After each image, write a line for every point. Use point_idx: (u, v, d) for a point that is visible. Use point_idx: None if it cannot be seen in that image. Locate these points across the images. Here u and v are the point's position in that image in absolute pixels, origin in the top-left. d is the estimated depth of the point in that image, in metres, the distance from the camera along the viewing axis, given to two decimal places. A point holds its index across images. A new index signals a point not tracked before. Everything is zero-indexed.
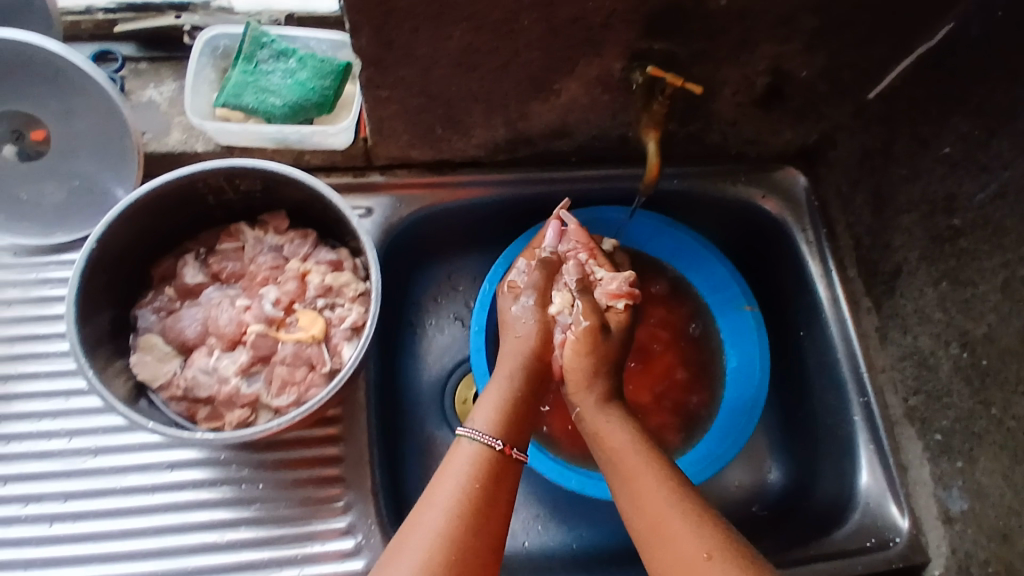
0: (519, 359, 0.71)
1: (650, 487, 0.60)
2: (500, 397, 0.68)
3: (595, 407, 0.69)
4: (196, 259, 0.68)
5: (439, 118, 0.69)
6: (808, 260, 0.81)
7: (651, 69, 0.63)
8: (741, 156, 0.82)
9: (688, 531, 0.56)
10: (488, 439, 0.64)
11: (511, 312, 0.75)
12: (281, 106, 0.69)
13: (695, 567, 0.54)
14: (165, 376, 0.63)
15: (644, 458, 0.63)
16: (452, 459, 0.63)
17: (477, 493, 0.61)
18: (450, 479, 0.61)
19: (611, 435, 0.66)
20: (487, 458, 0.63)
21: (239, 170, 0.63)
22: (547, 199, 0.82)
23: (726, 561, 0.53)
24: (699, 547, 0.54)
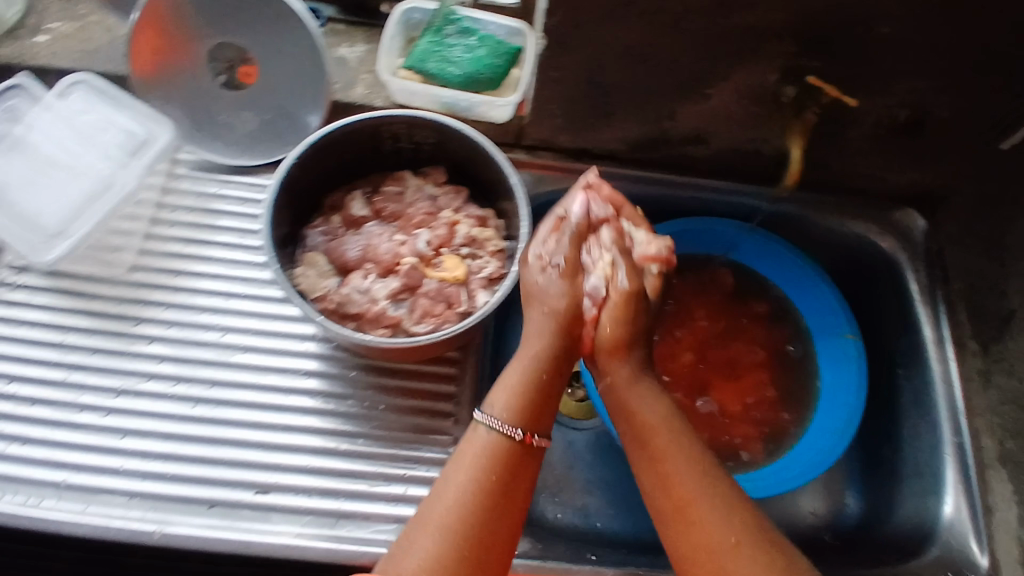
0: (546, 337, 0.63)
1: (681, 466, 0.58)
2: (524, 383, 0.61)
3: (630, 381, 0.62)
4: (362, 195, 0.76)
5: (594, 106, 0.76)
6: (916, 301, 0.83)
7: (812, 79, 0.69)
8: (862, 192, 0.86)
9: (717, 516, 0.55)
10: (508, 429, 0.58)
11: (536, 284, 0.66)
12: (458, 77, 0.78)
13: (722, 554, 0.53)
14: (322, 290, 0.70)
15: (674, 432, 0.60)
16: (469, 446, 0.58)
17: (489, 491, 0.56)
18: (463, 470, 0.57)
19: (638, 409, 0.61)
20: (501, 449, 0.58)
21: (420, 121, 0.71)
22: (672, 202, 0.88)
23: (752, 550, 0.53)
24: (727, 533, 0.54)
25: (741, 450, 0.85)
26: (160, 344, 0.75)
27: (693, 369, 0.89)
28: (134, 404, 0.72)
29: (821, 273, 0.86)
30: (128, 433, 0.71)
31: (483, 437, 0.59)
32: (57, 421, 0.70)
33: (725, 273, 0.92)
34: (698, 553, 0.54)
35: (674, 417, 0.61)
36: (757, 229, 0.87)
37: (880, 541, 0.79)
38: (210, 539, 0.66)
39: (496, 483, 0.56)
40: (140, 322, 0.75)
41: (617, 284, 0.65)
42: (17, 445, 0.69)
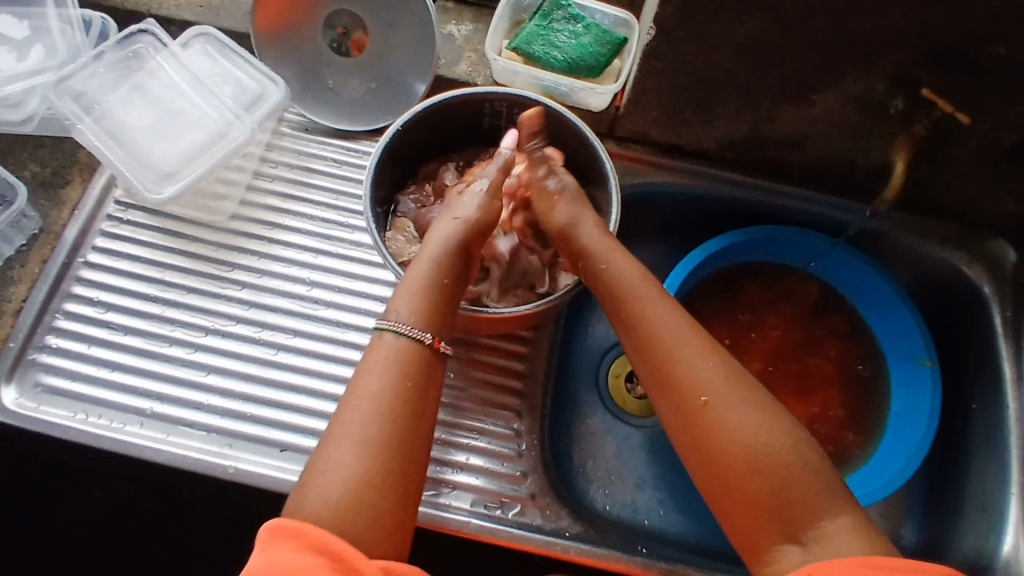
0: (452, 238, 0.62)
1: (656, 316, 0.59)
2: (427, 284, 0.60)
3: (597, 238, 0.63)
4: (455, 167, 0.77)
5: (693, 102, 0.77)
6: (1000, 336, 0.81)
7: (926, 92, 0.68)
8: (955, 217, 0.85)
9: (693, 365, 0.56)
10: (416, 331, 0.57)
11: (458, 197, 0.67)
12: (561, 61, 0.79)
13: (700, 399, 0.55)
14: (410, 255, 0.72)
15: (651, 291, 0.60)
16: (369, 361, 0.56)
17: (401, 396, 0.54)
18: (376, 378, 0.55)
19: (613, 269, 0.61)
20: (417, 349, 0.56)
21: (521, 100, 0.72)
22: (758, 207, 0.88)
23: (729, 393, 0.55)
24: (703, 388, 0.56)
25: None
26: (251, 291, 0.77)
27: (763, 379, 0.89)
28: (224, 344, 0.74)
29: (906, 298, 0.85)
30: (212, 370, 0.73)
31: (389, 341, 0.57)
32: (146, 351, 0.73)
33: (802, 288, 0.91)
34: (678, 408, 0.56)
35: (648, 277, 0.62)
36: (843, 244, 0.86)
37: None
38: (280, 480, 0.68)
39: (409, 385, 0.55)
40: (234, 268, 0.78)
41: (555, 183, 0.67)
42: (107, 371, 0.72)
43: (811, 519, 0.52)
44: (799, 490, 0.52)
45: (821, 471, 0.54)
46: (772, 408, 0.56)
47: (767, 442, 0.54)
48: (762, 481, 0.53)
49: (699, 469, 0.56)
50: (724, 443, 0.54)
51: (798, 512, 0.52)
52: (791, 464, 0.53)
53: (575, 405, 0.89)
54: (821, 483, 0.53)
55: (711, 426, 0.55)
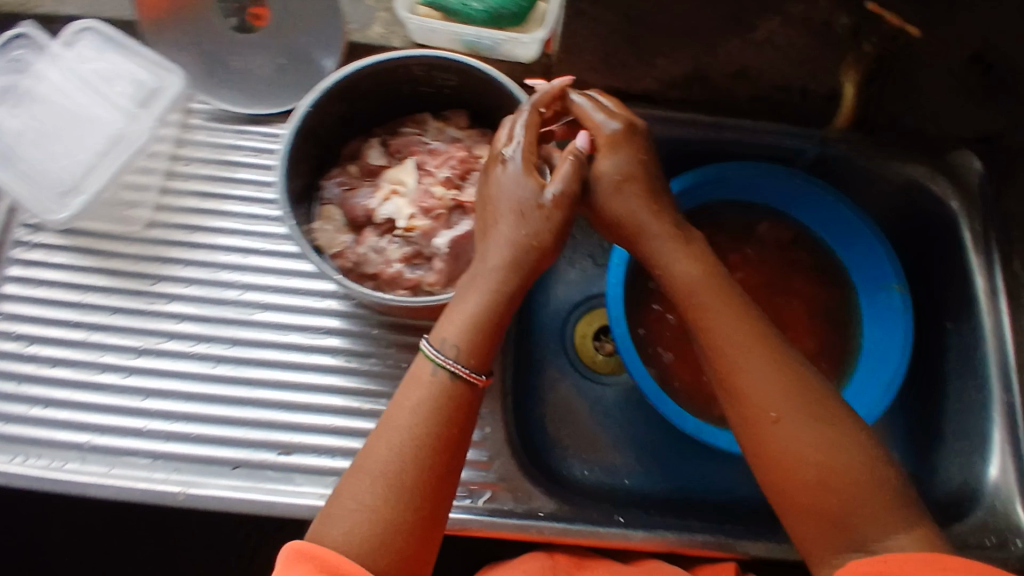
0: (508, 258, 0.57)
1: (726, 325, 0.57)
2: (485, 316, 0.56)
3: (663, 240, 0.59)
4: (379, 143, 0.71)
5: (628, 41, 0.71)
6: (971, 253, 0.78)
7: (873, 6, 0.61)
8: (918, 131, 0.80)
9: (758, 379, 0.55)
10: (468, 372, 0.55)
11: (501, 191, 0.58)
12: (481, 12, 0.71)
13: (767, 414, 0.54)
14: (340, 245, 0.67)
15: (716, 296, 0.58)
16: (413, 390, 0.55)
17: (431, 440, 0.53)
18: (404, 418, 0.54)
19: (679, 272, 0.59)
20: (449, 393, 0.55)
21: (441, 63, 0.66)
22: (711, 144, 0.83)
23: (797, 410, 0.54)
24: (772, 404, 0.54)
25: None
26: (179, 302, 0.72)
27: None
28: (158, 363, 0.70)
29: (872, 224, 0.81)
30: (150, 393, 0.69)
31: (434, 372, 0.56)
32: (77, 381, 0.69)
33: (766, 225, 0.88)
34: (745, 424, 0.55)
35: (715, 277, 0.58)
36: (807, 175, 0.81)
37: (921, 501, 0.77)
38: (235, 500, 0.64)
39: (437, 431, 0.54)
40: (158, 280, 0.73)
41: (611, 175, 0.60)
42: (38, 408, 0.68)
43: (872, 534, 0.50)
44: (867, 504, 0.51)
45: (889, 484, 0.51)
46: (837, 422, 0.54)
47: (835, 459, 0.52)
48: (827, 499, 0.52)
49: (768, 487, 0.55)
50: (792, 461, 0.53)
51: (859, 526, 0.50)
52: (863, 476, 0.51)
53: (542, 371, 0.86)
54: (891, 500, 0.51)
55: (777, 442, 0.54)
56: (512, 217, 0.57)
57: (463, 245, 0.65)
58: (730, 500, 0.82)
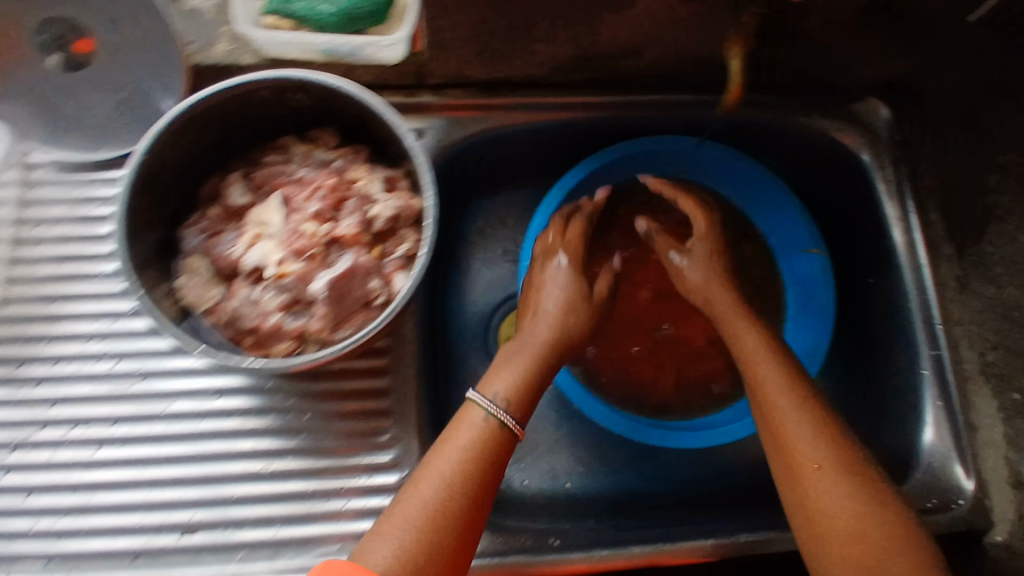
0: (547, 338, 0.64)
1: (776, 387, 0.61)
2: (523, 371, 0.62)
3: (735, 318, 0.66)
4: (241, 178, 0.64)
5: (503, 29, 0.65)
6: (885, 203, 0.75)
7: None
8: (822, 84, 0.76)
9: (799, 436, 0.58)
10: (505, 418, 0.59)
11: (545, 279, 0.69)
12: (332, 15, 0.63)
13: (808, 462, 0.56)
14: (210, 301, 0.62)
15: (772, 364, 0.62)
16: (459, 428, 0.58)
17: (475, 473, 0.56)
18: (455, 450, 0.57)
19: (746, 343, 0.64)
20: (492, 436, 0.58)
21: (292, 83, 0.59)
22: (611, 123, 0.78)
23: (837, 463, 0.56)
24: (817, 456, 0.56)
25: (710, 382, 0.82)
26: (47, 385, 0.65)
27: (655, 305, 0.83)
28: (35, 457, 0.64)
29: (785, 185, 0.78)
30: (34, 489, 0.63)
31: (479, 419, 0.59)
32: None
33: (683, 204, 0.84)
34: (787, 477, 0.57)
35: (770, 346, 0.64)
36: (710, 142, 0.78)
37: None
38: None
39: (481, 467, 0.56)
40: (22, 363, 0.66)
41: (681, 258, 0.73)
42: None
43: None
44: (894, 556, 0.51)
45: (912, 542, 0.52)
46: (868, 480, 0.55)
47: (862, 511, 0.53)
48: (858, 550, 0.53)
49: (797, 531, 0.56)
50: (827, 514, 0.54)
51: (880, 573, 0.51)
52: (892, 529, 0.53)
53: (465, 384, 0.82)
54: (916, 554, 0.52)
55: (816, 493, 0.55)
56: (556, 296, 0.68)
57: (345, 283, 0.59)
58: (676, 485, 0.81)
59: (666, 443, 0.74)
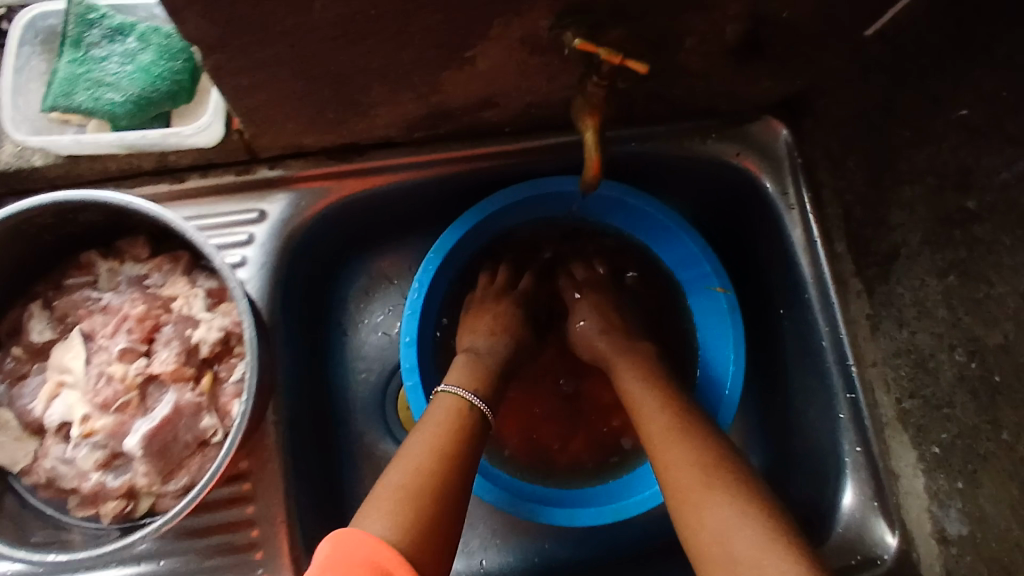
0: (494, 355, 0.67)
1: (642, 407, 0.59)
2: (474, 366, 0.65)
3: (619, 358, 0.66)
4: (43, 309, 0.55)
5: (329, 100, 0.55)
6: (791, 230, 0.69)
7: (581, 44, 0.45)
8: (713, 109, 0.67)
9: (674, 457, 0.52)
10: (465, 393, 0.60)
11: (482, 314, 0.72)
12: (122, 102, 0.56)
13: (660, 462, 0.53)
14: (26, 458, 0.52)
15: (651, 396, 0.59)
16: (429, 414, 0.58)
17: (458, 447, 0.54)
18: (429, 430, 0.55)
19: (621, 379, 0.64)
20: (467, 414, 0.59)
21: (69, 203, 0.50)
22: (486, 172, 0.70)
23: (685, 454, 0.52)
24: (665, 453, 0.53)
25: (621, 437, 0.76)
26: None
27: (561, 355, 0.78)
28: None
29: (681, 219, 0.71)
30: None
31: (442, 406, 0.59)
32: None
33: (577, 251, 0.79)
34: (672, 499, 0.51)
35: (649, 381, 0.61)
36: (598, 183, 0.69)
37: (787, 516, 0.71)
38: None
39: (467, 429, 0.57)
40: None
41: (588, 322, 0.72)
42: None
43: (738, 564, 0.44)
44: (736, 537, 0.46)
45: (763, 523, 0.46)
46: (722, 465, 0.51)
47: (707, 497, 0.49)
48: (706, 537, 0.47)
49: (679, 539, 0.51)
50: (708, 525, 0.47)
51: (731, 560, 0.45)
52: (735, 510, 0.47)
53: (360, 470, 0.74)
54: (799, 553, 0.44)
55: (694, 508, 0.49)
56: (490, 321, 0.71)
57: (168, 431, 0.52)
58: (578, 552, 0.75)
59: (576, 522, 0.67)
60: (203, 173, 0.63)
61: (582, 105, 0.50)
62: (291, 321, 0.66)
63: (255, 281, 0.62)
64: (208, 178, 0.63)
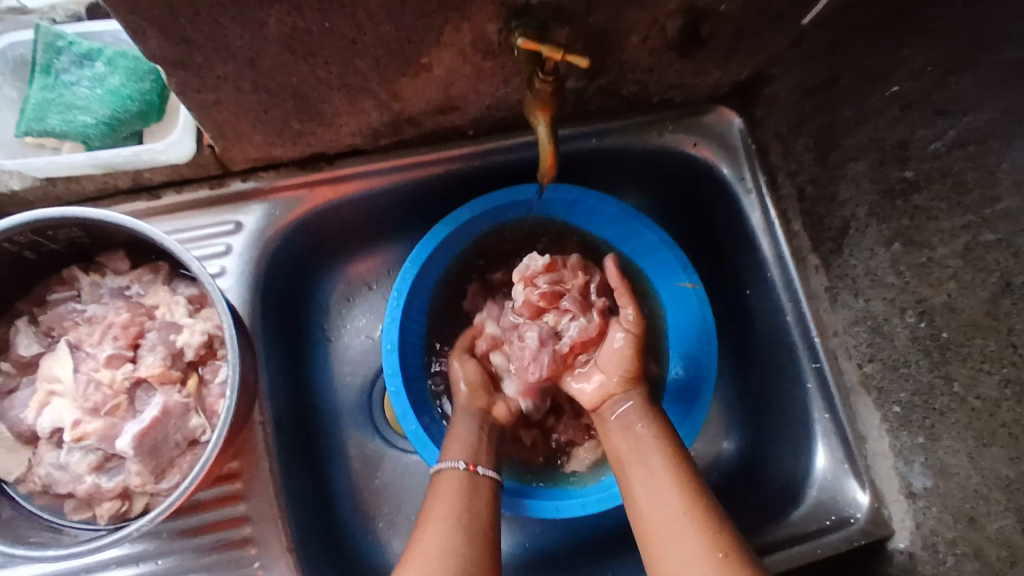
0: (470, 430, 0.65)
1: (667, 479, 0.56)
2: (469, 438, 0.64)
3: (638, 407, 0.63)
4: (29, 325, 0.57)
5: (292, 111, 0.57)
6: (750, 212, 0.72)
7: (523, 42, 0.50)
8: (667, 101, 0.71)
9: (656, 501, 0.55)
10: (451, 462, 0.60)
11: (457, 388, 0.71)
12: (96, 124, 0.58)
13: (707, 561, 0.50)
14: (22, 467, 0.54)
15: (676, 470, 0.57)
16: (436, 487, 0.59)
17: (469, 520, 0.56)
18: (443, 502, 0.57)
19: (644, 432, 0.60)
20: (476, 485, 0.59)
21: (47, 221, 0.52)
22: (456, 177, 0.72)
23: (738, 558, 0.51)
24: (721, 546, 0.51)
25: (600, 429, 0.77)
26: None
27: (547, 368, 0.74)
28: None
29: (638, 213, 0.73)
30: None
31: (450, 475, 0.60)
32: None
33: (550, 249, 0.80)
34: (647, 539, 0.54)
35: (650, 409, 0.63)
36: (554, 185, 0.71)
37: (759, 497, 0.72)
38: None
39: (480, 503, 0.58)
40: None
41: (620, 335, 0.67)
42: None
43: None
44: None
45: None
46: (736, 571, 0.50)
47: None
48: None
49: None
50: None
51: None
52: None
53: (350, 470, 0.76)
54: None
55: None
56: (463, 397, 0.69)
57: (158, 432, 0.53)
58: (564, 543, 0.74)
59: (563, 514, 0.67)
60: (178, 190, 0.65)
61: (531, 102, 0.54)
62: (273, 328, 0.69)
63: (235, 289, 0.65)
64: (184, 194, 0.65)
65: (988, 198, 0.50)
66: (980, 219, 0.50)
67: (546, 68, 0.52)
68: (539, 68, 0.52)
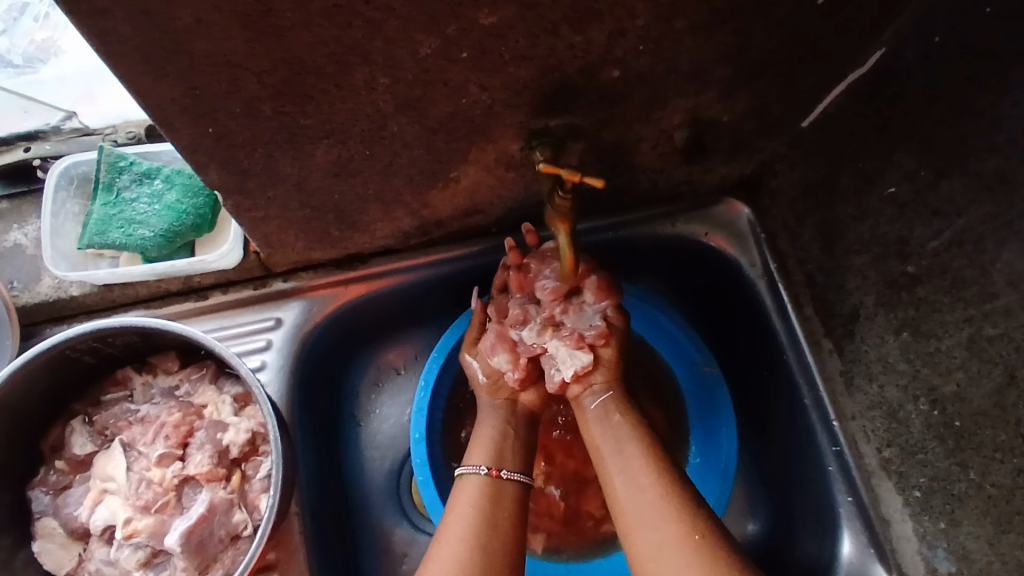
0: (491, 429, 0.65)
1: (649, 502, 0.55)
2: (494, 434, 0.65)
3: (598, 415, 0.63)
4: (84, 424, 0.61)
5: (332, 221, 0.62)
6: (763, 295, 0.74)
7: (544, 167, 0.55)
8: (677, 196, 0.76)
9: (633, 481, 0.57)
10: (474, 468, 0.61)
11: (473, 366, 0.69)
12: (152, 236, 0.63)
13: None
14: (73, 561, 0.57)
15: (657, 494, 0.56)
16: (457, 496, 0.60)
17: (486, 532, 0.57)
18: (461, 510, 0.58)
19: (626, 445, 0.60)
20: (500, 491, 0.60)
21: (105, 331, 0.56)
22: (480, 270, 0.76)
23: None
24: None
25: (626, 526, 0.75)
26: None
27: (550, 429, 0.77)
28: None
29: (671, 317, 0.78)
30: None
31: (469, 481, 0.61)
32: None
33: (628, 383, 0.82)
34: (624, 525, 0.56)
35: (613, 416, 0.63)
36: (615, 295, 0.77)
37: None
38: None
39: (502, 510, 0.59)
40: None
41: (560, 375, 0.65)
42: None
43: None
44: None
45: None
46: None
47: None
48: None
49: None
50: None
51: None
52: None
53: (379, 556, 0.77)
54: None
55: None
56: (485, 394, 0.68)
57: (204, 529, 0.55)
58: None
59: None
60: (224, 291, 0.70)
61: (552, 216, 0.58)
62: (307, 420, 0.71)
63: (273, 385, 0.68)
64: (229, 294, 0.70)
65: (986, 293, 0.52)
66: (981, 313, 0.53)
67: (566, 186, 0.56)
68: (559, 187, 0.57)
